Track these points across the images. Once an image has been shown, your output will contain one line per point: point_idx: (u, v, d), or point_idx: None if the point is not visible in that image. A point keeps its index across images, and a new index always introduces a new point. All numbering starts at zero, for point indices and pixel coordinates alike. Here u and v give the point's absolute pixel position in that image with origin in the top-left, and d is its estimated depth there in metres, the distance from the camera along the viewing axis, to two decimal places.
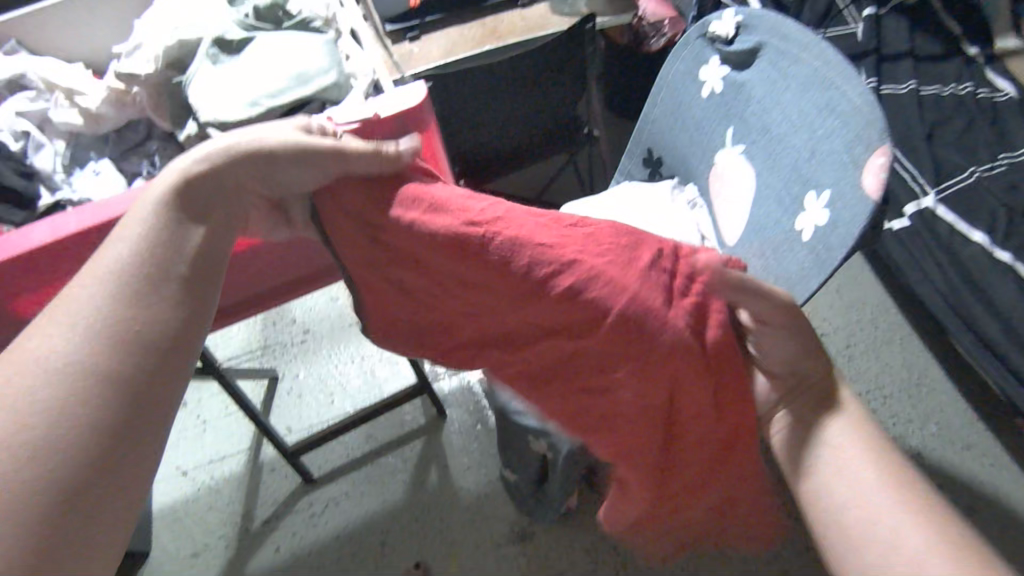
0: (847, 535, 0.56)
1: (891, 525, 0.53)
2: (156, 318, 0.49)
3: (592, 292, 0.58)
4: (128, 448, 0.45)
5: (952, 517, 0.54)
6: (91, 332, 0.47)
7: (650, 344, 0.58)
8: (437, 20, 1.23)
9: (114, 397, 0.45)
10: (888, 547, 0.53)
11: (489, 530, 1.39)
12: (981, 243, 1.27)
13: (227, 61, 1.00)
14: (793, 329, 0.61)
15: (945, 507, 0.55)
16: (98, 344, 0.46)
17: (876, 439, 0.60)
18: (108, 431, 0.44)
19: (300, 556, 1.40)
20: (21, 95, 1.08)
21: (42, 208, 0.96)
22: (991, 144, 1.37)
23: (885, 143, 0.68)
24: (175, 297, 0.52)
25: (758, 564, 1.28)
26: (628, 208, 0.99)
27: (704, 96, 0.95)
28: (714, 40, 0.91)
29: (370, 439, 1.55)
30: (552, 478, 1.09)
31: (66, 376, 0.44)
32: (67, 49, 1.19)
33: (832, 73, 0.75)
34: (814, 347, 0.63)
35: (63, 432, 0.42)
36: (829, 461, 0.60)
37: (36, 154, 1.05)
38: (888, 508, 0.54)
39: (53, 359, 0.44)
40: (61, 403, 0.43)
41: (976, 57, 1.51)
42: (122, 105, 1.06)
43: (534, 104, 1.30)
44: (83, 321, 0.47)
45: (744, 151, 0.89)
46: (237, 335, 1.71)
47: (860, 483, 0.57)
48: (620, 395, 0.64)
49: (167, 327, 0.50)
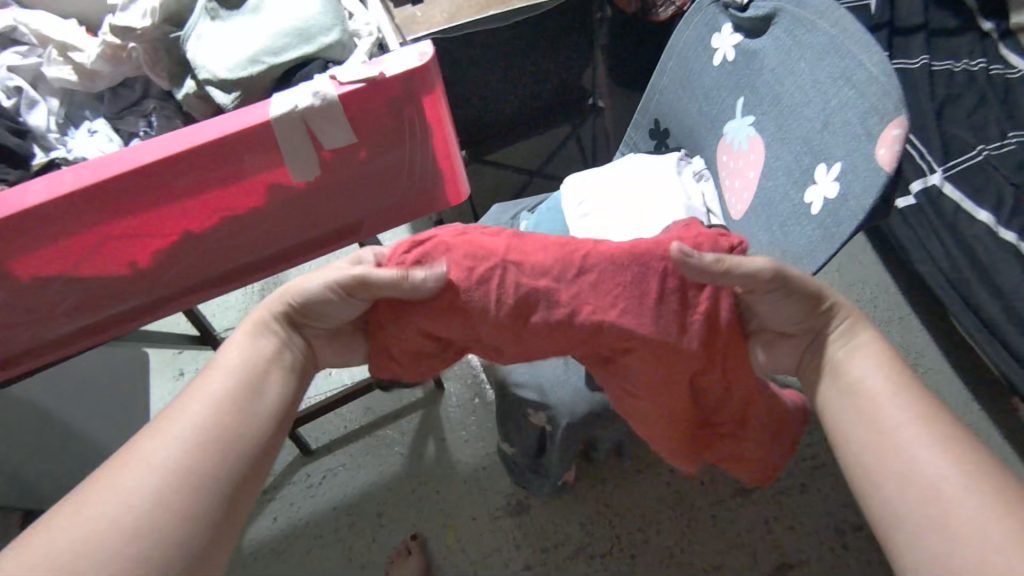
0: (879, 479, 0.57)
1: (926, 472, 0.54)
2: (248, 417, 0.62)
3: (606, 317, 0.63)
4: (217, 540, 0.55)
5: (992, 471, 0.53)
6: (193, 438, 0.57)
7: (650, 341, 0.63)
8: None
9: (214, 493, 0.56)
10: (918, 488, 0.54)
11: (485, 502, 1.40)
12: (986, 222, 1.26)
13: (227, 17, 0.96)
14: (790, 304, 0.67)
15: (985, 462, 0.54)
16: (201, 447, 0.57)
17: (921, 400, 0.60)
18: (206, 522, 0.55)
19: (298, 525, 1.41)
20: (13, 50, 1.06)
21: (37, 166, 0.94)
22: (1000, 122, 1.36)
23: (901, 114, 0.66)
24: (262, 412, 0.63)
25: (752, 538, 1.29)
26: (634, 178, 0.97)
27: (715, 65, 0.93)
28: (727, 7, 0.89)
29: (368, 411, 1.55)
30: (551, 452, 1.09)
31: (173, 475, 0.55)
32: (60, 5, 1.15)
33: (848, 41, 0.73)
34: (813, 317, 0.69)
35: (172, 522, 0.52)
36: (869, 414, 0.61)
37: (30, 112, 1.02)
38: (925, 456, 0.55)
39: (161, 463, 0.55)
40: (171, 499, 0.53)
41: (990, 33, 1.48)
42: (117, 61, 1.03)
43: (538, 72, 1.27)
44: (187, 430, 0.58)
45: (754, 122, 0.87)
46: (235, 304, 1.70)
47: (897, 435, 0.58)
48: (656, 400, 0.70)
49: (255, 438, 0.61)
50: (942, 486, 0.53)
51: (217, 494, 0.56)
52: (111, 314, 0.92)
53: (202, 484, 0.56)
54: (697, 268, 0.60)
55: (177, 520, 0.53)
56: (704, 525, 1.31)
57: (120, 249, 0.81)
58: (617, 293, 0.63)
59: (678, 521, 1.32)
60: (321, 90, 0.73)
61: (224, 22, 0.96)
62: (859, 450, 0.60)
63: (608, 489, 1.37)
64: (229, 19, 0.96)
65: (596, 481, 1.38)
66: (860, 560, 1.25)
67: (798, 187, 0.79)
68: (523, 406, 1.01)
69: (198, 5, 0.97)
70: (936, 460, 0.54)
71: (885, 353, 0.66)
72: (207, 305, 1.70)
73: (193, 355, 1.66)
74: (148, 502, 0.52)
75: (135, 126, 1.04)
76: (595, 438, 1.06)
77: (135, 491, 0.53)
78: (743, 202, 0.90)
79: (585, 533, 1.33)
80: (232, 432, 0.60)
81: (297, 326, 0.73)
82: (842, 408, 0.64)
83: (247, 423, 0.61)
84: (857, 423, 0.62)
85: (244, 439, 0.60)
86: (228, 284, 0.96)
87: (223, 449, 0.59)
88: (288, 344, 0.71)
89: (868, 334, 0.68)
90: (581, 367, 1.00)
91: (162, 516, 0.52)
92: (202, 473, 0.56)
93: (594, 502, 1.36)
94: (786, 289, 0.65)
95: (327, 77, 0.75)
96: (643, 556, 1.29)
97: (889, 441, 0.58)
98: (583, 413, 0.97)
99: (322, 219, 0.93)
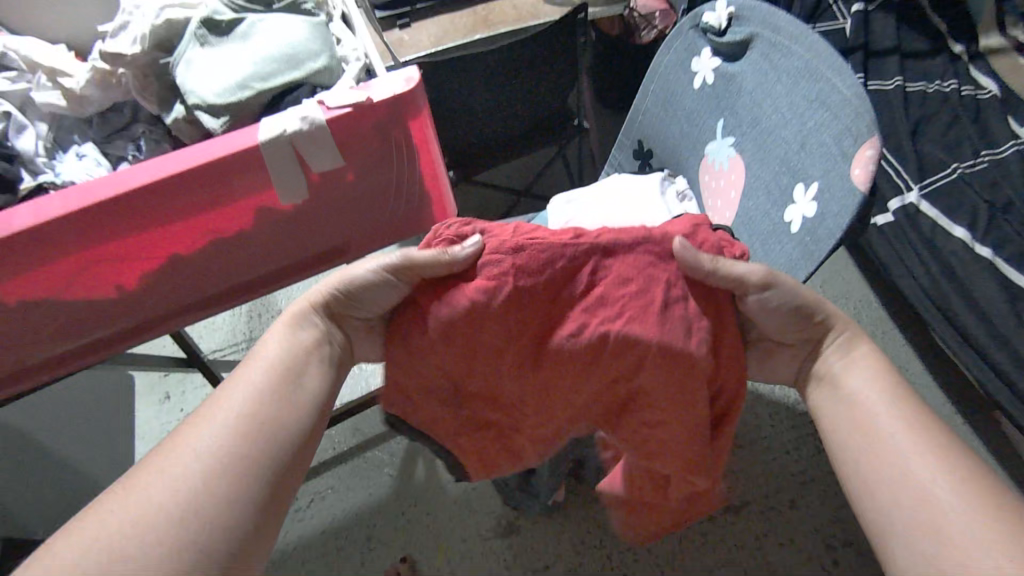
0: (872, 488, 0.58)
1: (918, 478, 0.55)
2: (290, 408, 0.62)
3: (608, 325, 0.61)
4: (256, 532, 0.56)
5: (974, 469, 0.55)
6: (238, 428, 0.58)
7: (653, 355, 0.60)
8: (430, 8, 1.23)
9: (254, 484, 0.57)
10: (915, 494, 0.55)
11: (476, 523, 1.39)
12: (963, 237, 1.29)
13: (216, 43, 0.98)
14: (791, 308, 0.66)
15: (965, 459, 0.56)
16: (244, 436, 0.58)
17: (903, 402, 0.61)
18: (245, 513, 0.55)
19: (286, 550, 1.39)
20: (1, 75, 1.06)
21: (23, 190, 0.93)
22: (973, 141, 1.40)
23: (874, 135, 0.68)
24: (303, 405, 0.63)
25: (743, 555, 1.29)
26: (619, 200, 0.99)
27: (695, 88, 0.95)
28: (706, 32, 0.91)
29: (356, 433, 1.54)
30: (541, 470, 1.09)
31: (221, 464, 0.56)
32: (50, 31, 1.16)
33: (823, 65, 0.76)
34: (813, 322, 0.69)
35: (210, 511, 0.53)
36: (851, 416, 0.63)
37: (19, 136, 1.01)
38: (914, 461, 0.56)
39: (208, 449, 0.56)
40: (210, 487, 0.54)
41: (961, 55, 1.53)
42: (108, 86, 1.04)
43: (524, 95, 1.29)
44: (231, 418, 0.59)
45: (734, 143, 0.89)
46: (222, 326, 1.69)
47: (884, 438, 0.59)
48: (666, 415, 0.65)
49: (295, 428, 0.62)
50: (930, 491, 0.54)
51: (256, 485, 0.57)
52: (96, 338, 0.91)
53: (246, 475, 0.56)
54: (691, 266, 0.61)
55: (221, 505, 0.54)
56: (695, 541, 1.31)
57: (106, 273, 0.81)
58: (624, 302, 0.61)
59: (669, 538, 1.32)
60: (309, 115, 0.74)
61: (213, 48, 0.98)
62: (850, 458, 0.61)
63: (599, 508, 1.36)
64: (219, 45, 0.97)
65: (587, 499, 1.37)
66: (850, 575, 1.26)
67: (778, 205, 0.81)
68: None
69: (187, 31, 0.98)
70: (925, 463, 0.56)
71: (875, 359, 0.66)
72: (194, 327, 1.69)
73: (179, 377, 1.64)
74: (193, 487, 0.54)
75: (124, 150, 1.04)
76: (584, 455, 1.06)
77: (180, 479, 0.54)
78: (726, 221, 0.92)
79: (577, 553, 1.32)
80: (277, 423, 0.60)
81: (340, 316, 0.72)
82: (831, 412, 0.65)
83: (289, 416, 0.62)
84: (844, 432, 0.63)
85: (288, 429, 0.61)
86: (214, 306, 0.95)
87: (265, 439, 0.59)
88: (328, 336, 0.71)
89: (864, 348, 0.67)
90: None
91: (204, 504, 0.53)
92: (240, 464, 0.57)
93: (585, 521, 1.35)
94: (782, 297, 0.65)
95: (315, 101, 0.76)
96: None
97: (879, 443, 0.59)
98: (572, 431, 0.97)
99: (310, 240, 0.93)
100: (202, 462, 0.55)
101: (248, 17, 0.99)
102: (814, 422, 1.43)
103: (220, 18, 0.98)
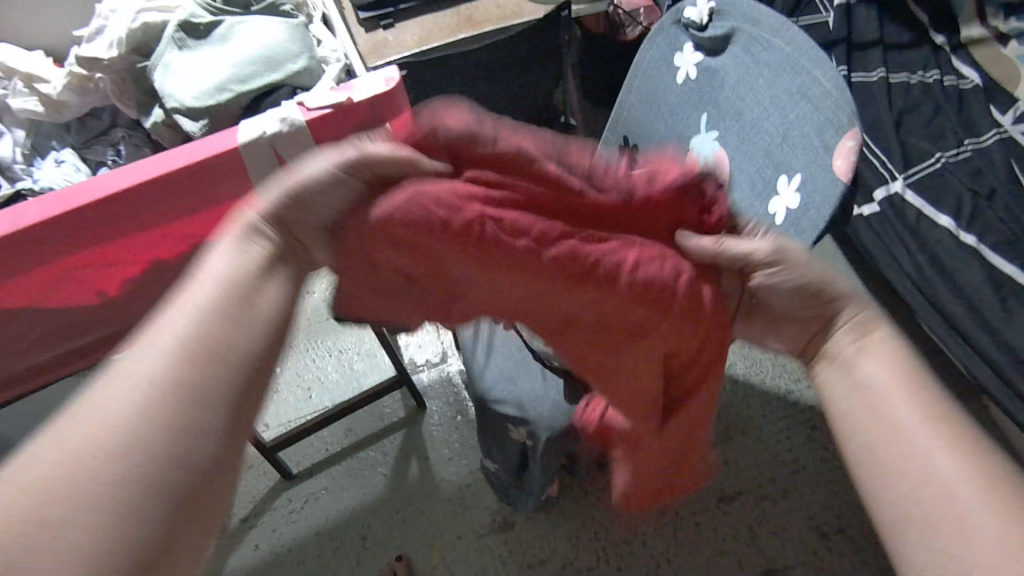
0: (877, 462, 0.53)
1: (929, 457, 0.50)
2: (241, 329, 0.48)
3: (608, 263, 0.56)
4: (204, 489, 0.43)
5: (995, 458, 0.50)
6: (175, 357, 0.44)
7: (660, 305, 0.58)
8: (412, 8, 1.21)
9: (201, 431, 0.43)
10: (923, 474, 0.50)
11: (471, 520, 1.39)
12: (947, 226, 1.30)
13: (194, 46, 0.97)
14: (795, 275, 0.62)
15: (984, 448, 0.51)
16: (185, 366, 0.44)
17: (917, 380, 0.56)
18: (188, 471, 0.42)
19: (280, 552, 1.39)
20: None
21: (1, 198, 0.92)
22: (956, 130, 1.41)
23: (855, 126, 0.69)
24: (259, 326, 0.49)
25: (738, 546, 1.30)
26: None
27: (679, 83, 0.96)
28: (687, 27, 0.92)
29: (349, 433, 1.54)
30: (533, 466, 1.09)
31: (155, 404, 0.42)
32: (26, 36, 1.14)
33: (803, 57, 0.77)
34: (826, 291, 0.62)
35: (142, 467, 0.40)
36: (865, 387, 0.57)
37: None
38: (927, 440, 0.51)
39: (137, 384, 0.42)
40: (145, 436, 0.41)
41: (943, 46, 1.54)
42: (85, 92, 1.03)
43: (509, 92, 1.29)
44: (167, 346, 0.44)
45: (717, 137, 0.89)
46: None
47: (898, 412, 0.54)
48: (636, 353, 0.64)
49: (251, 353, 0.48)
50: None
51: (211, 435, 0.44)
52: (77, 347, 0.91)
53: (188, 417, 0.43)
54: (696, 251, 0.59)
55: (159, 461, 0.41)
56: (689, 533, 1.32)
57: (85, 281, 0.81)
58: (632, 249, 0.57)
59: (663, 531, 1.33)
60: (288, 116, 0.74)
61: (191, 52, 0.97)
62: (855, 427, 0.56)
63: (593, 503, 1.37)
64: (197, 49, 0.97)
65: (581, 494, 1.38)
66: (844, 563, 1.27)
67: (762, 197, 0.82)
68: (503, 423, 1.01)
69: (164, 35, 0.98)
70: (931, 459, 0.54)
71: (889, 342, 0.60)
72: None
73: None
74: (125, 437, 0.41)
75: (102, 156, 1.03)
76: (576, 451, 1.07)
77: (107, 425, 0.41)
78: None
79: (572, 548, 1.33)
80: (225, 349, 0.46)
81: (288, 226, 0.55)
82: (839, 402, 0.58)
83: (242, 339, 0.48)
84: (852, 401, 0.57)
85: (241, 354, 0.47)
86: None
87: (211, 370, 0.45)
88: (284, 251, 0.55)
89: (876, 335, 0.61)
90: (559, 381, 1.00)
91: (133, 461, 0.40)
92: (178, 405, 0.43)
93: (579, 516, 1.36)
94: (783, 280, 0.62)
95: (294, 102, 0.76)
96: (630, 569, 1.30)
97: (892, 417, 0.54)
98: (563, 427, 0.97)
99: None
100: (122, 430, 0.41)
101: (226, 20, 0.98)
102: (804, 412, 1.44)
103: (198, 21, 0.97)
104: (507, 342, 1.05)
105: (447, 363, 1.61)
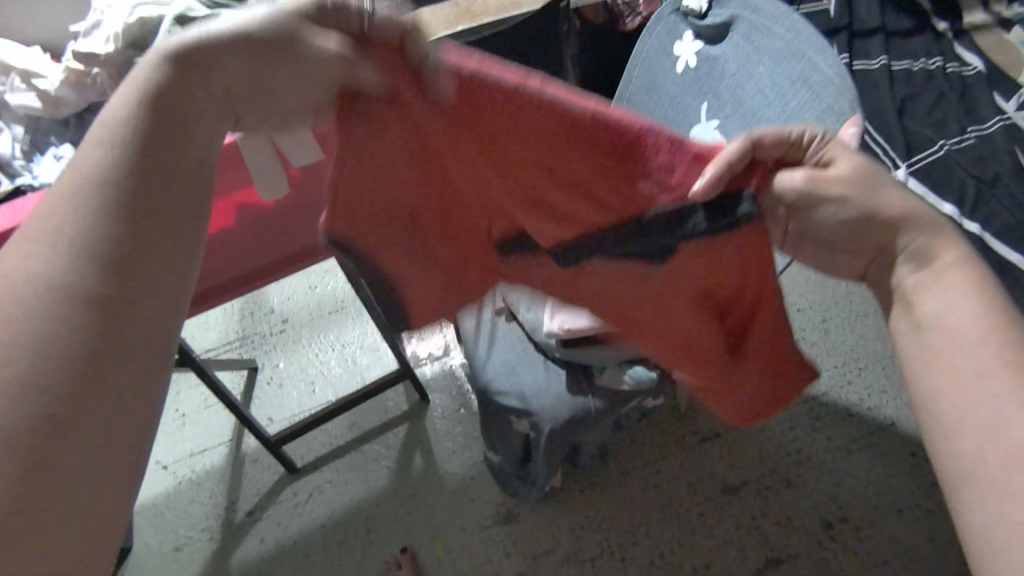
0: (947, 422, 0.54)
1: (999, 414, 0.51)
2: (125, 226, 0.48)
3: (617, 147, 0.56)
4: (98, 400, 0.43)
5: None
6: (70, 252, 0.45)
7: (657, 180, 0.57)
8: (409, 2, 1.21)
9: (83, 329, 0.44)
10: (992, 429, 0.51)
11: (475, 513, 1.39)
12: (950, 214, 1.29)
13: None
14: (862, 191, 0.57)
15: None
16: (75, 260, 0.45)
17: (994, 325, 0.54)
18: (78, 377, 0.43)
19: (286, 545, 1.40)
20: None
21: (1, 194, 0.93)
22: (960, 117, 1.40)
23: (856, 114, 0.68)
24: (149, 228, 0.48)
25: (741, 536, 1.31)
26: None
27: (678, 72, 0.95)
28: (686, 15, 0.91)
29: (353, 427, 1.54)
30: (536, 458, 1.09)
31: (48, 297, 0.44)
32: (23, 32, 1.14)
33: (804, 45, 0.77)
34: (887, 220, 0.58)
35: (40, 370, 0.42)
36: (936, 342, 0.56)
37: None
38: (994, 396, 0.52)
39: (37, 281, 0.44)
40: (41, 334, 0.43)
41: (946, 32, 1.53)
42: (82, 88, 1.02)
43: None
44: (61, 241, 0.46)
45: (718, 126, 0.89)
46: (215, 326, 1.69)
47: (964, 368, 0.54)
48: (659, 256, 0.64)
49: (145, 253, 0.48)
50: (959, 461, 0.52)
51: (87, 338, 0.44)
52: None
53: (82, 309, 0.44)
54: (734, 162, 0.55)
55: (54, 369, 0.42)
56: (693, 523, 1.32)
57: None
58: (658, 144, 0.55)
59: (666, 522, 1.33)
60: None
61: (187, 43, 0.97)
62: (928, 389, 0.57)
63: (597, 494, 1.37)
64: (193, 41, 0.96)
65: (585, 484, 1.38)
66: (848, 552, 1.27)
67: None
68: (507, 415, 1.02)
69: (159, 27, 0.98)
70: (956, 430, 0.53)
71: (962, 277, 0.57)
72: (186, 327, 1.68)
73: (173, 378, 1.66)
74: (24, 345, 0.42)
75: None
76: (579, 442, 1.07)
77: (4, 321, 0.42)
78: None
79: (575, 539, 1.33)
80: (110, 241, 0.47)
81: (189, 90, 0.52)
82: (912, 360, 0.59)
83: (134, 237, 0.48)
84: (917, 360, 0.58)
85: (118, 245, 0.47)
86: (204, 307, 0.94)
87: (96, 267, 0.46)
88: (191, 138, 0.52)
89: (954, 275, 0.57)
90: (561, 373, 1.00)
91: (31, 361, 0.42)
92: (75, 296, 0.44)
93: (583, 507, 1.36)
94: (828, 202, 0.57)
95: None
96: (634, 559, 1.30)
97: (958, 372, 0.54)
98: (565, 418, 0.97)
99: (298, 235, 0.93)
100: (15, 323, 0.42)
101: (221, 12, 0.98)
102: (808, 402, 1.44)
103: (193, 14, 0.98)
104: (509, 334, 1.05)
105: (450, 356, 1.61)
